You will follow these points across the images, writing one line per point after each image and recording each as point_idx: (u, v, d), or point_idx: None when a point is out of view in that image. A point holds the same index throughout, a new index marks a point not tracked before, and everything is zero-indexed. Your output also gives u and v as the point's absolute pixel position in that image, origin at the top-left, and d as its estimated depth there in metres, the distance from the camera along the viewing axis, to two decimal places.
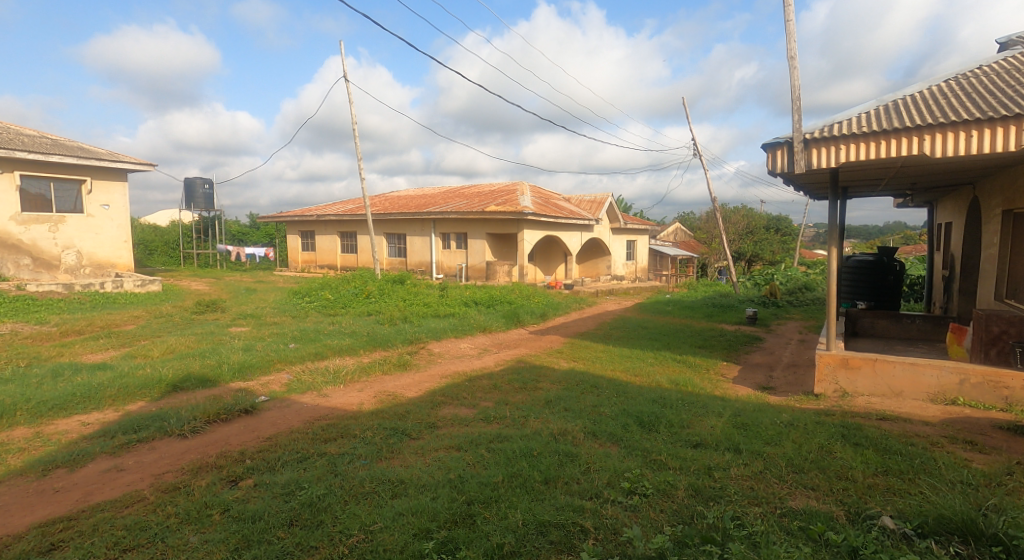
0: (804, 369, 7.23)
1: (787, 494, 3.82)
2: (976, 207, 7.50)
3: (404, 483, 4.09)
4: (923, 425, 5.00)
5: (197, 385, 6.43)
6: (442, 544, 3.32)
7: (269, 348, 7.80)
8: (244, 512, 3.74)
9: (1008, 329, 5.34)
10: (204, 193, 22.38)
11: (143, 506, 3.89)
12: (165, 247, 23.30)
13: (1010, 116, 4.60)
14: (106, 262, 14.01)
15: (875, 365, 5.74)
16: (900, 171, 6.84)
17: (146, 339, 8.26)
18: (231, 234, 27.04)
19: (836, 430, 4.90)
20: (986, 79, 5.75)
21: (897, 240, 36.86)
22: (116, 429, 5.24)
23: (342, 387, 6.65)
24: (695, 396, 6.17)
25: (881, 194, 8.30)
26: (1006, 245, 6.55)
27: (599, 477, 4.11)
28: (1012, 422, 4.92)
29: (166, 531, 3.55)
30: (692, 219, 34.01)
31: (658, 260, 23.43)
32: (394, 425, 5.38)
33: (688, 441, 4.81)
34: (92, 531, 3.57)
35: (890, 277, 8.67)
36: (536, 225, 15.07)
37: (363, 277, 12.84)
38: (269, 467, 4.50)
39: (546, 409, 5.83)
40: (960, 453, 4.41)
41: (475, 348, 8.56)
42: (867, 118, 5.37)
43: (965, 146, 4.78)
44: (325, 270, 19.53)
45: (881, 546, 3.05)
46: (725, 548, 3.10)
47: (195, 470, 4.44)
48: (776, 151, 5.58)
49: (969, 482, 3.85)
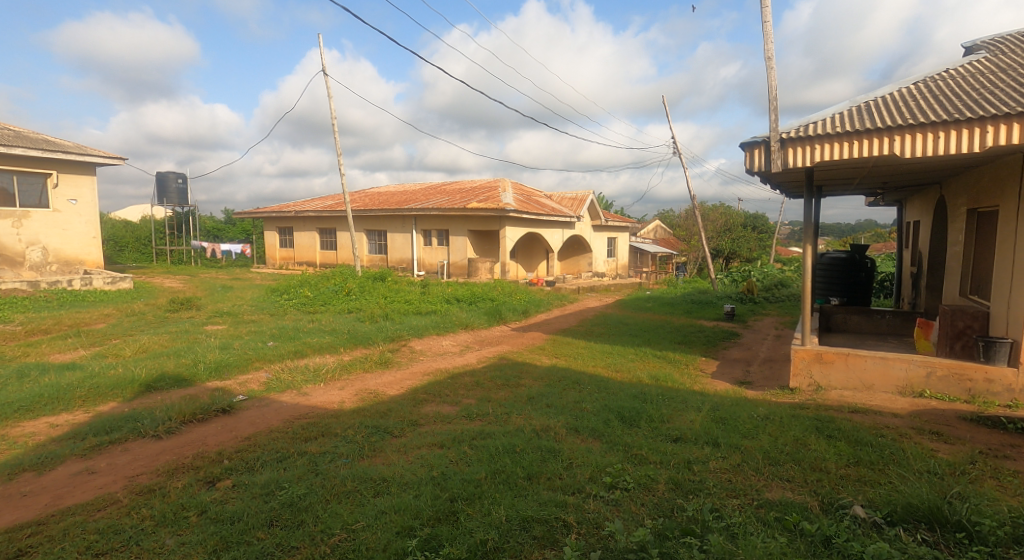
0: (780, 364, 7.37)
1: (764, 486, 3.91)
2: (942, 205, 7.80)
3: (386, 481, 4.06)
4: (893, 417, 5.17)
5: (172, 385, 6.28)
6: (425, 542, 3.31)
7: (247, 346, 7.64)
8: (221, 513, 3.67)
9: (972, 324, 5.64)
10: (177, 187, 21.81)
11: (116, 509, 3.79)
12: (136, 244, 22.55)
13: (975, 119, 4.76)
14: (73, 259, 13.55)
15: (848, 359, 5.91)
16: (871, 171, 7.06)
17: (118, 338, 8.00)
18: (205, 229, 26.41)
19: (810, 423, 5.03)
20: (951, 82, 5.99)
21: (869, 238, 37.60)
22: (86, 431, 5.09)
23: (322, 386, 6.55)
24: (675, 391, 6.27)
25: (853, 193, 8.50)
26: (971, 242, 6.81)
27: (581, 472, 4.15)
28: (976, 413, 5.13)
29: (142, 534, 3.46)
30: (670, 215, 34.39)
31: (641, 256, 24.47)
32: (375, 423, 5.34)
33: (668, 436, 4.88)
34: (62, 536, 3.47)
35: (861, 274, 8.93)
36: (517, 223, 15.04)
37: (343, 275, 12.66)
38: (247, 467, 4.43)
39: (529, 405, 5.85)
40: (927, 443, 4.57)
41: (457, 345, 8.55)
42: (840, 119, 5.53)
43: (935, 146, 4.93)
44: (303, 266, 19.18)
45: (853, 534, 3.17)
46: (704, 540, 3.20)
47: (171, 471, 4.34)
48: (753, 150, 5.72)
49: (935, 471, 4.01)
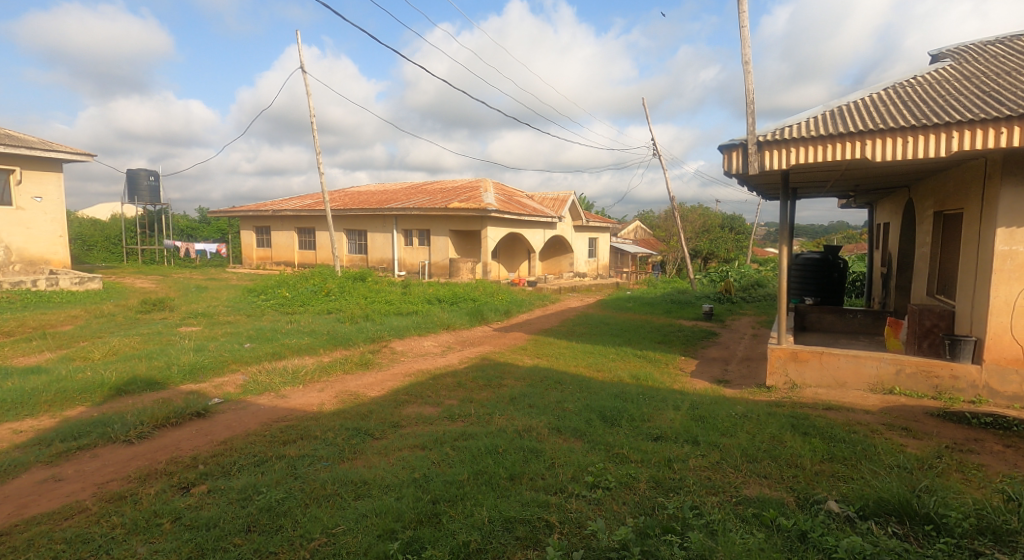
0: (757, 363, 7.50)
1: (742, 483, 3.97)
2: (910, 208, 8.05)
3: (367, 483, 4.00)
4: (864, 413, 5.30)
5: (144, 388, 6.09)
6: (407, 544, 3.27)
7: (222, 348, 7.47)
8: (197, 519, 3.57)
9: (938, 322, 5.84)
10: (148, 185, 21.22)
11: (85, 517, 3.65)
12: (105, 243, 21.90)
13: (940, 124, 4.92)
14: (38, 259, 13.07)
15: (822, 358, 6.03)
16: (844, 174, 7.24)
17: (87, 341, 7.73)
18: (178, 229, 25.79)
19: (786, 420, 5.12)
20: (918, 88, 6.19)
21: (842, 238, 38.42)
22: (52, 437, 4.90)
23: (301, 388, 6.44)
24: (656, 390, 6.33)
25: (827, 195, 8.70)
26: (938, 244, 7.04)
27: (563, 471, 4.15)
28: (942, 409, 5.29)
29: (112, 543, 3.34)
30: (650, 217, 34.77)
31: (622, 256, 24.69)
32: (356, 425, 5.26)
33: (648, 435, 4.92)
34: (27, 547, 3.33)
35: (835, 274, 9.14)
36: (498, 223, 15.01)
37: (322, 275, 12.46)
38: (224, 472, 4.31)
39: (511, 406, 5.83)
40: (897, 439, 4.69)
41: (438, 346, 8.48)
42: (813, 123, 5.66)
43: (903, 151, 5.08)
44: (280, 266, 18.83)
45: (827, 529, 3.23)
46: (685, 537, 3.22)
47: (143, 477, 4.21)
48: (731, 153, 5.81)
49: (904, 466, 4.12)
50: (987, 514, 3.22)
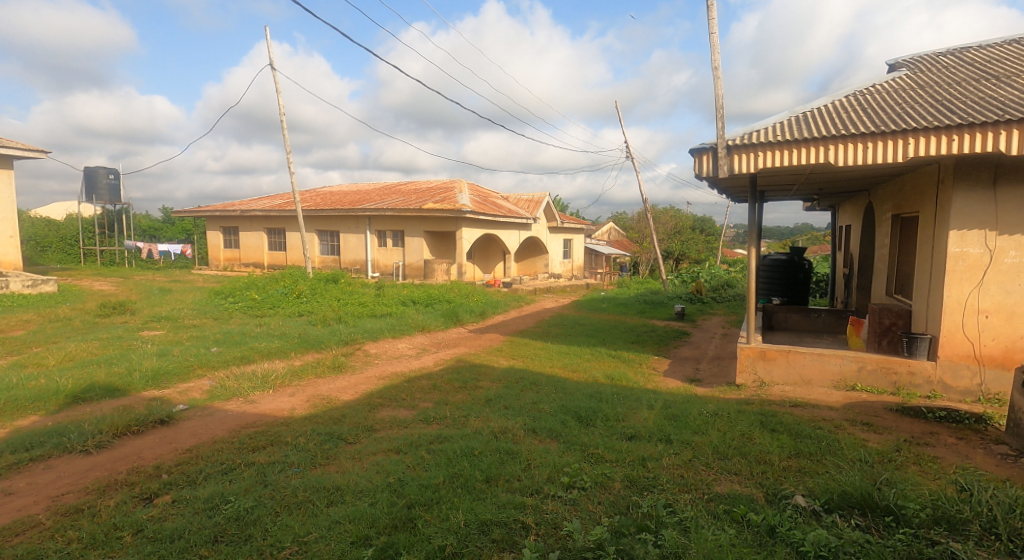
0: (727, 361, 7.66)
1: (713, 480, 4.04)
2: (869, 212, 8.35)
3: (340, 489, 3.91)
4: (829, 409, 5.46)
5: (103, 395, 5.82)
6: (381, 550, 3.20)
7: (187, 352, 7.21)
8: (160, 530, 3.42)
9: (897, 321, 6.06)
10: (108, 183, 20.42)
11: (38, 533, 3.46)
12: (60, 244, 20.97)
13: (898, 131, 5.12)
14: None
15: (788, 356, 6.19)
16: (808, 178, 7.47)
17: (41, 346, 7.35)
18: (140, 229, 24.93)
19: (755, 418, 5.23)
20: (876, 96, 6.43)
21: (806, 241, 39.59)
22: (2, 448, 4.64)
23: (271, 392, 6.27)
24: (630, 390, 6.39)
25: (791, 198, 8.95)
26: (896, 246, 7.32)
27: (540, 473, 4.14)
28: (901, 404, 5.48)
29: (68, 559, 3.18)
30: (624, 219, 35.23)
31: (594, 257, 24.96)
32: (329, 430, 5.14)
33: (623, 434, 4.96)
34: None
35: (800, 274, 9.41)
36: (473, 224, 14.98)
37: (292, 277, 12.16)
38: (189, 481, 4.15)
39: (486, 408, 5.79)
40: (859, 434, 4.84)
41: (413, 348, 8.37)
42: (779, 128, 5.82)
43: (863, 156, 5.26)
44: (248, 268, 18.36)
45: (794, 523, 3.31)
46: (658, 535, 3.25)
47: (102, 489, 4.01)
48: (702, 157, 5.93)
49: (866, 459, 4.26)
50: (942, 504, 3.34)
